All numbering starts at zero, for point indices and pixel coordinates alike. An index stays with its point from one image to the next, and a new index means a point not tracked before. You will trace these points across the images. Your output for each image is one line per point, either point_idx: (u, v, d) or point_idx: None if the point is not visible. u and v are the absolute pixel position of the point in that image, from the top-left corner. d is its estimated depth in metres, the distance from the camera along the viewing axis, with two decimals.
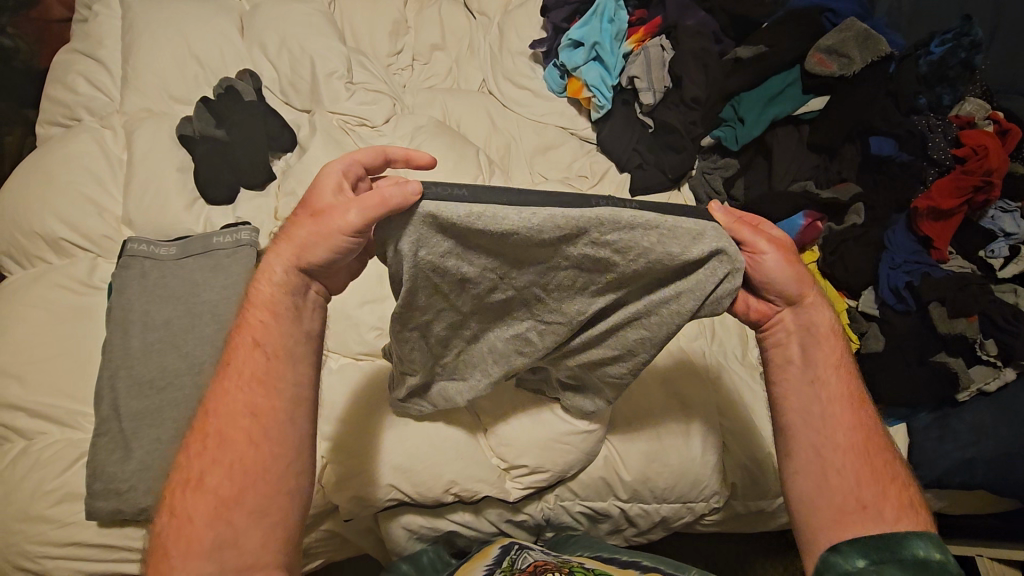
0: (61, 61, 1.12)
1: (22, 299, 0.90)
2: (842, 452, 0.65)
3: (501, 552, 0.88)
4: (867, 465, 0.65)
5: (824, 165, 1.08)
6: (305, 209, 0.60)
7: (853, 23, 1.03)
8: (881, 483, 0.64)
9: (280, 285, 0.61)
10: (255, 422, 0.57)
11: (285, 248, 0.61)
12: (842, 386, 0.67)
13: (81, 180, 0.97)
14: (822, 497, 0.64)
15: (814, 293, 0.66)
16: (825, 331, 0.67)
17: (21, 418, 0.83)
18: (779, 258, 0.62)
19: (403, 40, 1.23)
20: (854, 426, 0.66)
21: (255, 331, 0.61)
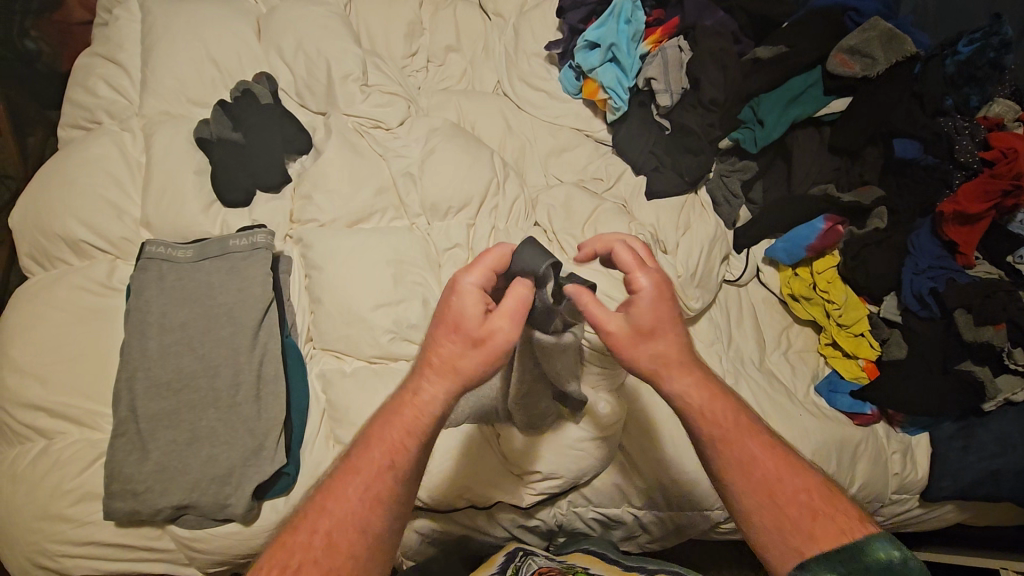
0: (82, 65, 1.13)
1: (44, 301, 0.92)
2: (773, 492, 0.60)
3: (507, 557, 0.88)
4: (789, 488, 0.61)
5: (846, 167, 1.06)
6: (451, 334, 0.60)
7: (877, 23, 1.01)
8: (805, 517, 0.59)
9: (426, 411, 0.60)
10: None
11: (430, 373, 0.60)
12: (741, 432, 0.63)
13: (101, 183, 0.98)
14: (771, 541, 0.59)
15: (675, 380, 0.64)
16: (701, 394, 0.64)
17: (42, 417, 0.85)
18: (629, 353, 0.64)
19: (419, 42, 1.23)
20: (763, 465, 0.62)
21: (387, 450, 0.59)
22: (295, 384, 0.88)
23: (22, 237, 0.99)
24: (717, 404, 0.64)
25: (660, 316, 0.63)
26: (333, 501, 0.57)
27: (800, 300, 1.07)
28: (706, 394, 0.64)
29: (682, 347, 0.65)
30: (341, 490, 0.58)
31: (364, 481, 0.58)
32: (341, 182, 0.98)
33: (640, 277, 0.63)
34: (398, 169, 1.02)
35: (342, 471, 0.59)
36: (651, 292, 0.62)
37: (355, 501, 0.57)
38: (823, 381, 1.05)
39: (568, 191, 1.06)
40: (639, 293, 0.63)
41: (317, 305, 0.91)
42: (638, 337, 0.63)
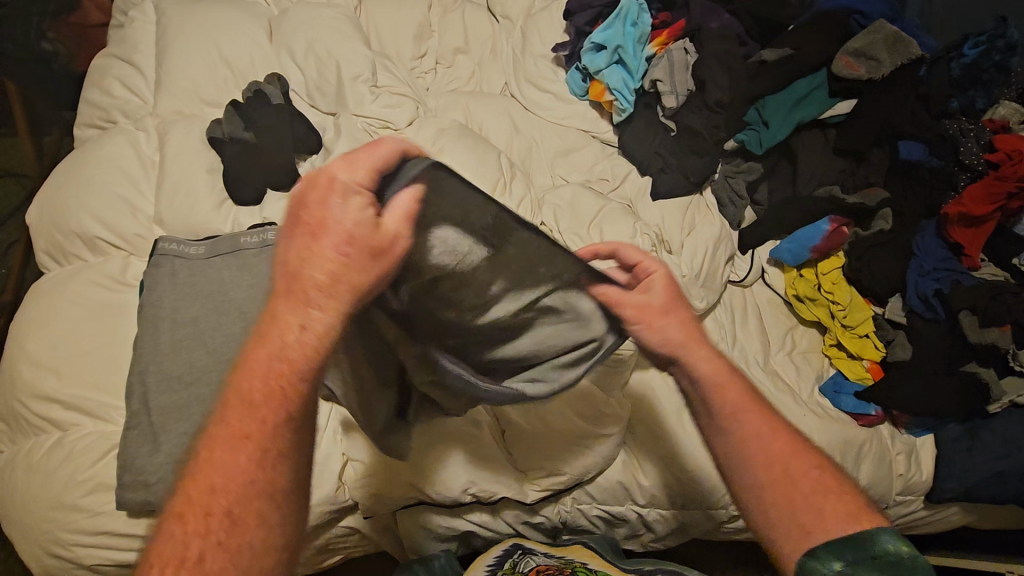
0: (98, 66, 1.16)
1: (60, 295, 0.94)
2: (766, 476, 0.61)
3: (503, 553, 0.90)
4: (800, 480, 0.61)
5: (850, 169, 1.07)
6: (316, 236, 0.50)
7: (882, 26, 1.02)
8: (819, 499, 0.59)
9: (312, 336, 0.50)
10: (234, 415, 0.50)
11: (295, 292, 0.50)
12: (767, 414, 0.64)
13: (116, 180, 1.00)
14: (777, 522, 0.60)
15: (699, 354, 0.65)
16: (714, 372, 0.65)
17: (57, 409, 0.86)
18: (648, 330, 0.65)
19: (427, 44, 1.25)
20: (777, 446, 0.62)
21: (272, 390, 0.50)
22: None
23: (38, 234, 1.02)
24: (730, 386, 0.65)
25: (670, 295, 0.66)
26: (219, 470, 0.49)
27: (805, 301, 1.08)
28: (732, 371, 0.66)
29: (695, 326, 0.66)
30: (230, 457, 0.49)
31: (257, 444, 0.49)
32: None
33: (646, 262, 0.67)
34: None
35: (227, 424, 0.50)
36: (661, 271, 0.66)
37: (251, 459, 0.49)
38: (828, 381, 1.05)
39: (574, 191, 1.07)
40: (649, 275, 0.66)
41: None
42: (654, 309, 0.65)
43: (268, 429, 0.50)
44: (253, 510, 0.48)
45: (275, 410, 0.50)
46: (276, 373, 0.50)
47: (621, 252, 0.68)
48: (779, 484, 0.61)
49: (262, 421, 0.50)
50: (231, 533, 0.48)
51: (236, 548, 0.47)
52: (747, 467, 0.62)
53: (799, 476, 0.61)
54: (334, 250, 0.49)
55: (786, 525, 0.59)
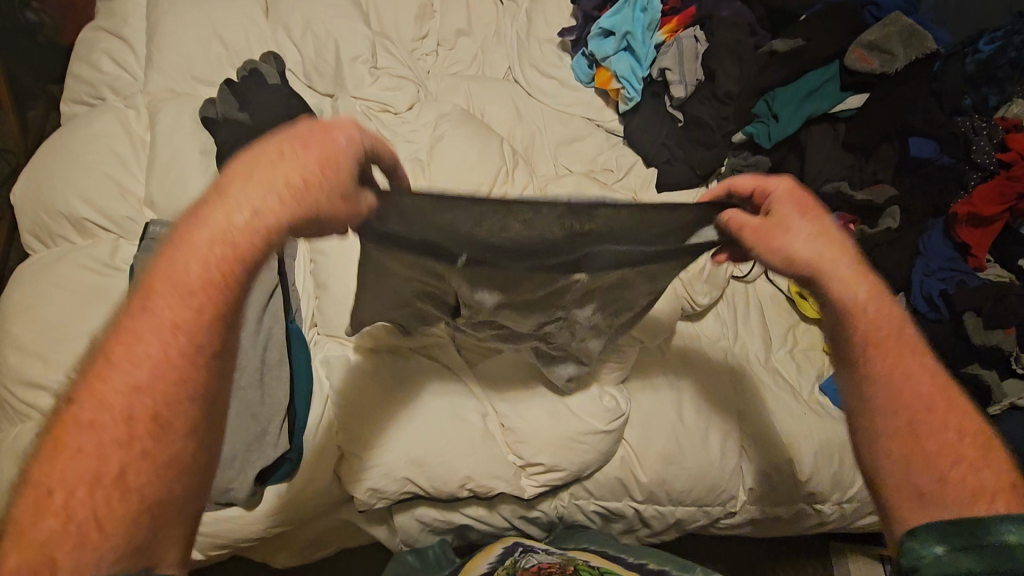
0: (85, 39, 1.11)
1: (46, 279, 0.91)
2: (879, 415, 0.54)
3: (503, 552, 0.89)
4: (925, 431, 0.52)
5: (859, 165, 1.04)
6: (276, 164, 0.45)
7: (898, 18, 1.00)
8: (947, 461, 0.50)
9: (257, 231, 0.44)
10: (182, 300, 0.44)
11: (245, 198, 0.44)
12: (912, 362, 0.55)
13: (105, 160, 0.97)
14: (891, 469, 0.52)
15: (830, 267, 0.57)
16: (862, 287, 0.57)
17: (43, 396, 0.84)
18: (784, 242, 0.57)
19: (429, 24, 1.20)
20: (920, 387, 0.53)
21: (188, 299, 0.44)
22: (300, 368, 0.87)
23: (24, 214, 0.98)
24: (883, 309, 0.57)
25: (801, 212, 0.57)
26: (119, 357, 0.42)
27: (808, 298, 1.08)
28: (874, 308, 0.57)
29: (837, 240, 0.58)
30: (132, 342, 0.43)
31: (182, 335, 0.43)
32: None
33: (771, 182, 0.58)
34: (407, 154, 1.00)
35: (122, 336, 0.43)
36: (792, 199, 0.57)
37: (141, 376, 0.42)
38: (829, 379, 1.04)
39: (578, 182, 1.04)
40: (774, 197, 0.58)
41: (320, 291, 0.90)
42: (778, 228, 0.57)
43: (168, 352, 0.43)
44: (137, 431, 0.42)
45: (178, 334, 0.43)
46: (191, 289, 0.44)
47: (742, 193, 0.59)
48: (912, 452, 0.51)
49: (154, 335, 0.43)
50: (126, 467, 0.41)
51: (135, 457, 0.41)
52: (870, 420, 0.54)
53: (929, 442, 0.51)
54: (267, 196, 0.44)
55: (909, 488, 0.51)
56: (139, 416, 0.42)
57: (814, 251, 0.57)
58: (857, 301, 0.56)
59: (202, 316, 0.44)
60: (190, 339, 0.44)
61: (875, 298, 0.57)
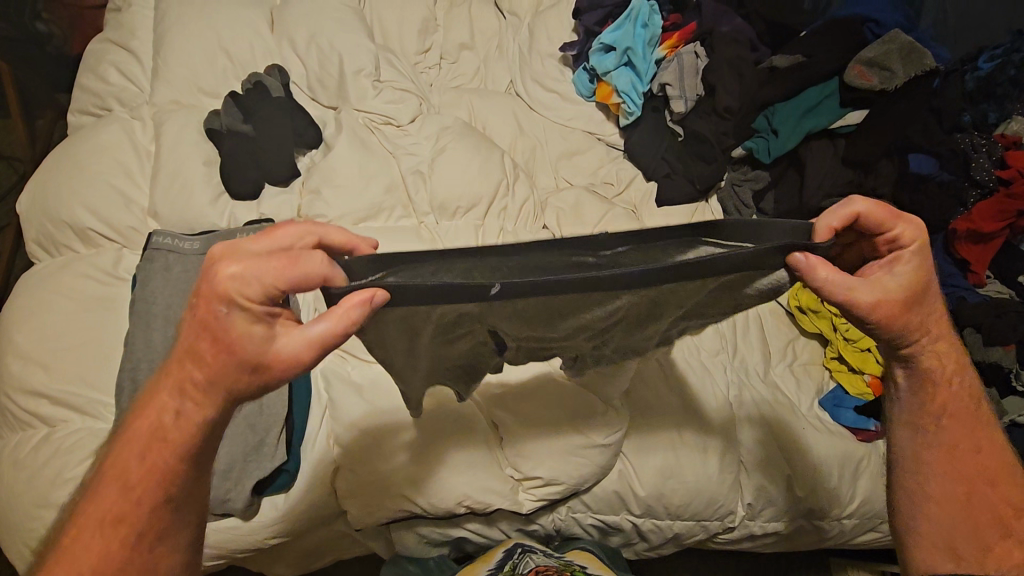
0: (94, 51, 1.12)
1: (49, 287, 0.92)
2: (924, 479, 0.65)
3: (504, 554, 0.90)
4: (965, 505, 0.63)
5: (858, 180, 1.03)
6: (207, 339, 0.52)
7: (897, 35, 1.00)
8: (981, 531, 0.63)
9: (204, 414, 0.55)
10: (160, 462, 0.55)
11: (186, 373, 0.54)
12: (965, 442, 0.64)
13: (109, 171, 0.98)
14: (928, 528, 0.64)
15: (929, 339, 0.63)
16: (943, 363, 0.64)
17: (45, 405, 0.85)
18: (905, 272, 0.59)
19: (432, 38, 1.21)
20: (973, 466, 0.64)
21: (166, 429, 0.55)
22: (302, 379, 0.87)
23: (29, 224, 0.99)
24: (953, 389, 0.64)
25: (914, 273, 0.59)
26: (94, 512, 0.55)
27: (808, 312, 1.09)
28: (953, 366, 0.65)
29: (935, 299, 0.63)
30: (107, 497, 0.55)
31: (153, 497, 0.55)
32: (349, 179, 0.98)
33: (898, 227, 0.58)
34: (408, 166, 1.02)
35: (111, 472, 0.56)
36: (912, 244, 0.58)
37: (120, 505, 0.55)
38: (828, 395, 1.05)
39: (578, 195, 1.06)
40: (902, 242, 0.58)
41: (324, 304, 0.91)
42: (896, 292, 0.59)
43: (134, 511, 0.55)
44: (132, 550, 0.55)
45: (161, 474, 0.55)
46: (157, 452, 0.55)
47: (813, 277, 0.57)
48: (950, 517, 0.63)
49: (137, 480, 0.55)
50: None
51: None
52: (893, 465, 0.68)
53: (967, 511, 0.63)
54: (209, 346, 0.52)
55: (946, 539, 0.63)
56: (124, 543, 0.55)
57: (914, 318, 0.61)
58: (934, 374, 0.64)
59: (171, 471, 0.56)
60: (162, 490, 0.55)
61: (955, 376, 0.65)
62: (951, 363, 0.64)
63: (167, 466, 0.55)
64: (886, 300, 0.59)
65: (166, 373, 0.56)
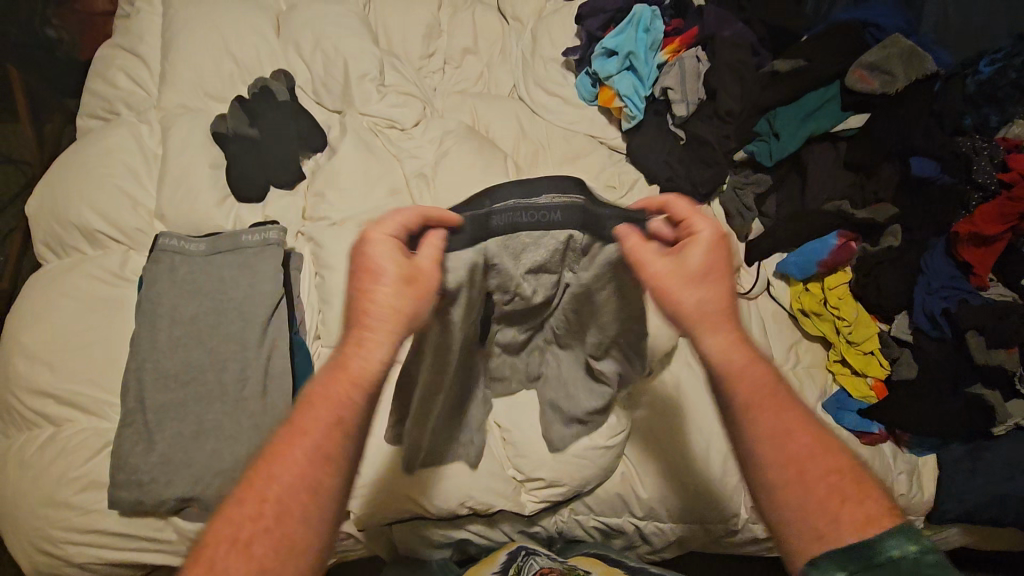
0: (102, 55, 1.14)
1: (57, 289, 0.93)
2: (762, 458, 0.51)
3: (508, 557, 0.88)
4: (817, 483, 0.49)
5: (861, 183, 1.06)
6: (371, 284, 0.52)
7: (898, 39, 1.01)
8: (831, 507, 0.48)
9: (359, 395, 0.50)
10: (284, 509, 0.46)
11: (359, 364, 0.50)
12: (788, 422, 0.52)
13: (117, 174, 0.99)
14: (791, 518, 0.49)
15: (717, 320, 0.55)
16: (738, 357, 0.54)
17: (51, 405, 0.86)
18: (702, 252, 0.55)
19: (436, 43, 1.23)
20: (814, 447, 0.51)
21: (309, 470, 0.47)
22: (303, 383, 0.88)
23: (37, 226, 1.00)
24: (754, 367, 0.54)
25: (712, 259, 0.55)
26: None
27: (811, 315, 1.07)
28: (746, 356, 0.54)
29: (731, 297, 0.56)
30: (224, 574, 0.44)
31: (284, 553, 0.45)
32: (352, 182, 0.99)
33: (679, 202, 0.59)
34: (412, 170, 1.04)
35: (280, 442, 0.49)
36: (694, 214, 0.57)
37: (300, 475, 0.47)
38: (831, 397, 1.05)
39: None
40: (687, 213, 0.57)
41: (329, 306, 0.91)
42: (682, 268, 0.55)
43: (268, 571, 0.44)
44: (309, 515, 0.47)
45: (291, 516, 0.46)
46: (294, 494, 0.47)
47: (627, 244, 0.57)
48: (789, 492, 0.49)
49: (322, 433, 0.48)
50: None
51: None
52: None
53: (811, 488, 0.49)
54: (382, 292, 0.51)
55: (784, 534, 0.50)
56: None
57: (698, 299, 0.54)
58: (739, 366, 0.54)
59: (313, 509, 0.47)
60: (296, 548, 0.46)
61: (751, 367, 0.54)
62: (740, 352, 0.54)
63: (289, 509, 0.46)
64: (691, 273, 0.55)
65: (305, 412, 0.49)
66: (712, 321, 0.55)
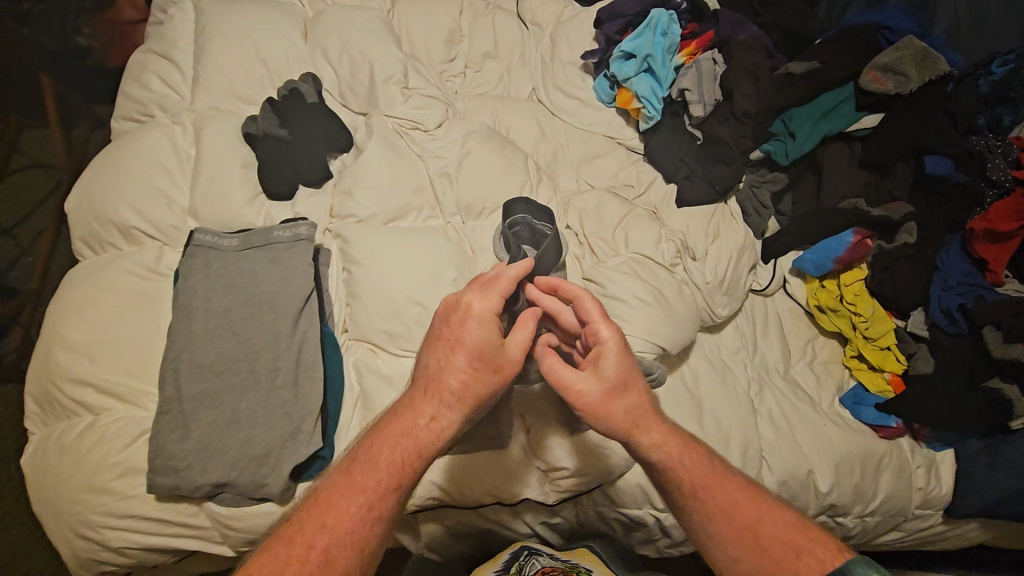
0: (137, 60, 1.18)
1: (95, 283, 0.96)
2: (726, 510, 0.64)
3: (511, 556, 0.90)
4: (771, 540, 0.60)
5: (875, 182, 1.08)
6: (455, 355, 0.67)
7: (911, 41, 1.03)
8: (785, 558, 0.59)
9: (432, 440, 0.66)
10: (353, 505, 0.61)
11: (417, 421, 0.66)
12: (724, 496, 0.65)
13: (152, 172, 1.03)
14: None
15: (648, 422, 0.68)
16: (660, 448, 0.67)
17: (90, 393, 0.89)
18: (612, 361, 0.68)
19: (457, 48, 1.26)
20: (754, 504, 0.64)
21: (365, 478, 0.63)
22: (332, 374, 0.91)
23: (75, 223, 1.04)
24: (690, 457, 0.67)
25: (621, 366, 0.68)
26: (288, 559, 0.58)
27: (826, 311, 1.09)
28: (673, 446, 0.67)
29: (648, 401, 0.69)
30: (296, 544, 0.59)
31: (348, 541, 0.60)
32: (379, 180, 1.02)
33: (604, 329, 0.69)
34: (436, 169, 1.06)
35: (338, 483, 0.63)
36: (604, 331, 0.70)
37: (349, 511, 0.61)
38: (848, 392, 1.06)
39: (600, 197, 1.08)
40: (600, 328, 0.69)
41: (357, 299, 0.94)
42: (598, 376, 0.67)
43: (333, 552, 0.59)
44: (349, 555, 0.60)
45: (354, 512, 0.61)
46: (359, 492, 0.62)
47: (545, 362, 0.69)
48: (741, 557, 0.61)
49: (388, 470, 0.64)
50: None
51: None
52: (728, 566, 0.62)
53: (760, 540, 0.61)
54: (460, 365, 0.66)
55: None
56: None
57: (622, 407, 0.67)
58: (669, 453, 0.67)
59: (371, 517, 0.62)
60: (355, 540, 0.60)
61: (687, 456, 0.67)
62: (671, 449, 0.67)
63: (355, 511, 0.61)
64: (607, 382, 0.67)
65: (377, 434, 0.67)
66: (635, 424, 0.67)
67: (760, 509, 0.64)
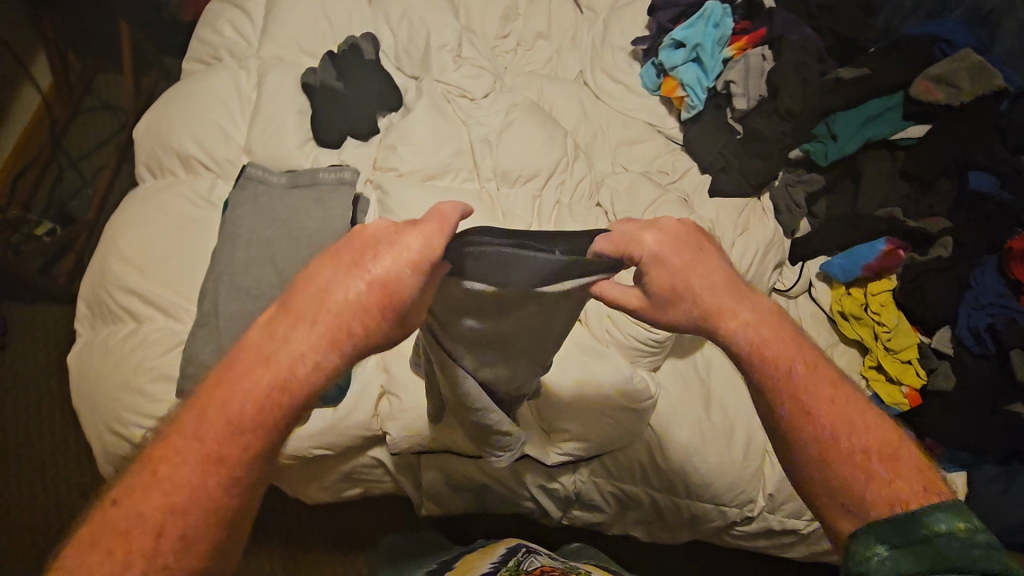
0: (213, 8, 1.26)
1: (152, 203, 1.03)
2: (815, 414, 0.55)
3: (508, 551, 0.94)
4: (860, 451, 0.53)
5: (915, 196, 1.07)
6: (351, 277, 0.51)
7: (967, 55, 1.02)
8: (870, 469, 0.52)
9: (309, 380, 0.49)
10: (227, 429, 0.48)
11: (288, 354, 0.49)
12: (820, 389, 0.56)
13: (214, 109, 1.09)
14: (840, 498, 0.53)
15: (734, 310, 0.59)
16: (751, 330, 0.58)
17: (135, 302, 0.95)
18: (674, 264, 0.59)
19: (512, 25, 1.30)
20: (845, 400, 0.56)
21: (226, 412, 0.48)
22: None
23: (141, 150, 1.12)
24: (777, 335, 0.58)
25: (684, 261, 0.59)
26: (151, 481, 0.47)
27: (850, 319, 1.08)
28: (770, 328, 0.58)
29: (729, 280, 0.60)
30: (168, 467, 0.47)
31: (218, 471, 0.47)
32: (423, 139, 1.07)
33: (645, 234, 0.59)
34: (477, 135, 1.10)
35: (204, 400, 0.49)
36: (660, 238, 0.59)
37: (211, 443, 0.48)
38: None
39: (633, 179, 1.10)
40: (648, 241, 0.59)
41: None
42: (662, 280, 0.59)
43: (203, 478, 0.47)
44: (218, 481, 0.47)
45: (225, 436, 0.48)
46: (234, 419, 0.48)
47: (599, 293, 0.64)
48: (818, 459, 0.54)
49: (265, 389, 0.49)
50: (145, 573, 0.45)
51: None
52: (803, 468, 0.56)
53: (843, 446, 0.54)
54: (356, 289, 0.50)
55: (810, 484, 0.55)
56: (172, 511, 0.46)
57: (696, 305, 0.59)
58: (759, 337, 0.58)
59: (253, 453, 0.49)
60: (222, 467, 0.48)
61: (777, 337, 0.58)
62: (768, 330, 0.58)
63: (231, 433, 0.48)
64: (678, 291, 0.59)
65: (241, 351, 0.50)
66: (707, 324, 0.59)
67: (867, 418, 0.55)
